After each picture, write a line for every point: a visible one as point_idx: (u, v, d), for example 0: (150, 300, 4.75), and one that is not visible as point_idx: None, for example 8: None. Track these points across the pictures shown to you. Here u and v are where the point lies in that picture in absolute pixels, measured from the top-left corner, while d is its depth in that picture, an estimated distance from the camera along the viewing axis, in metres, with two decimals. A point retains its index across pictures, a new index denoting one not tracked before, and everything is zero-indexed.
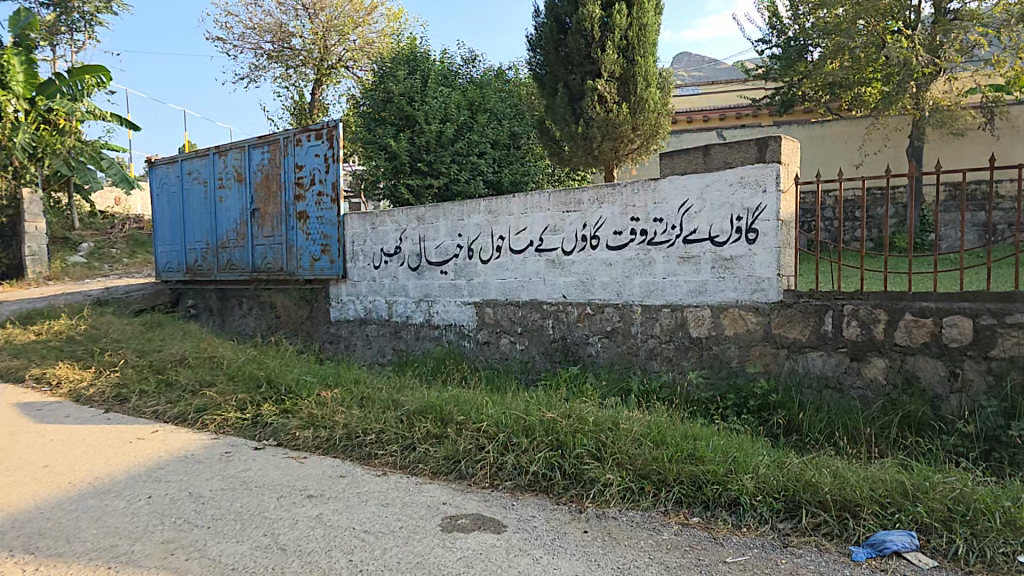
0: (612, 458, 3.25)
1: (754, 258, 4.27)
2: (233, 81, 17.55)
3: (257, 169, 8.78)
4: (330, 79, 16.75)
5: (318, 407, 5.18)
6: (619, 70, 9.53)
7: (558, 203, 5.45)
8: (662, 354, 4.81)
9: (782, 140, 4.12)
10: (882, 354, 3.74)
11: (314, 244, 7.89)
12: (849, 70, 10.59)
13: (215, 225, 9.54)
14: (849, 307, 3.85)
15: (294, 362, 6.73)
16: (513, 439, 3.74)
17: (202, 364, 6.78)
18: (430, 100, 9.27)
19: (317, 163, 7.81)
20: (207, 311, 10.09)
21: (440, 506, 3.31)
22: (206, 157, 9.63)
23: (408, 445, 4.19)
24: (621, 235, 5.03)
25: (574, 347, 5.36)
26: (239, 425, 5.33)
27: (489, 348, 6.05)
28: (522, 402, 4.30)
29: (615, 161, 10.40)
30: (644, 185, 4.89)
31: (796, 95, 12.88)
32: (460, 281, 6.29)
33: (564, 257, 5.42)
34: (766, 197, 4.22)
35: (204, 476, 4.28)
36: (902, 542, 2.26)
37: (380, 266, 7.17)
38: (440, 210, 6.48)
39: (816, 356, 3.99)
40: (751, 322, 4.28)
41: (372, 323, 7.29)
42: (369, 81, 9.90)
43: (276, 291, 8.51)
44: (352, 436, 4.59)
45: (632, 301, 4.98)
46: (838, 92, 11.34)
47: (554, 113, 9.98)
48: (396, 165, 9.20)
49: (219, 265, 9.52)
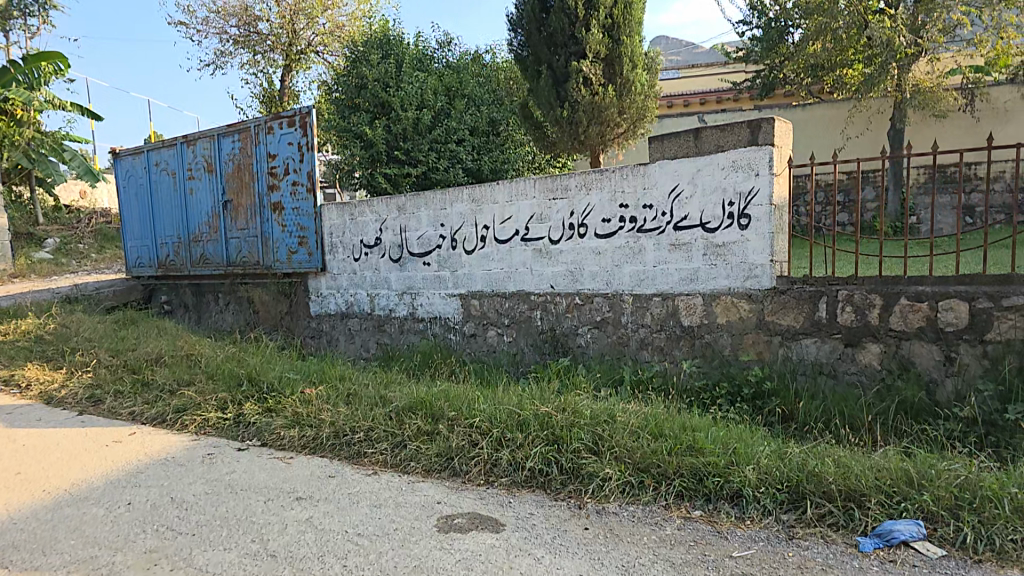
0: (610, 453, 3.18)
1: (747, 244, 4.25)
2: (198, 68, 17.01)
3: (228, 159, 8.49)
4: (300, 64, 16.41)
5: (303, 405, 5.04)
6: (604, 51, 9.39)
7: (544, 190, 5.35)
8: (654, 344, 4.77)
9: (774, 122, 4.09)
10: (876, 340, 3.76)
11: (292, 236, 7.67)
12: (832, 52, 10.66)
13: (186, 218, 9.24)
14: (844, 292, 3.84)
15: (275, 359, 6.55)
16: (508, 434, 3.66)
17: (179, 362, 6.56)
18: (405, 86, 9.05)
19: (291, 151, 7.57)
20: (182, 307, 9.81)
21: (435, 506, 3.22)
22: (174, 147, 9.30)
23: (398, 443, 4.09)
24: (610, 222, 4.96)
25: (563, 338, 5.29)
26: (221, 426, 5.17)
27: (476, 341, 5.96)
28: (514, 396, 4.21)
29: (601, 146, 10.37)
30: (633, 171, 4.82)
31: (777, 78, 12.99)
32: (444, 273, 6.17)
33: (551, 246, 5.32)
34: (759, 181, 4.18)
35: (185, 480, 4.12)
36: (909, 532, 2.24)
37: (360, 258, 7.00)
38: (422, 200, 6.33)
39: (810, 343, 4.00)
40: (743, 310, 4.27)
41: (355, 317, 7.13)
42: (342, 66, 9.65)
43: (254, 286, 8.28)
44: (339, 434, 4.47)
45: (622, 290, 4.92)
46: (820, 73, 11.46)
47: (539, 96, 9.88)
48: (373, 154, 9.06)
49: (193, 260, 9.22)
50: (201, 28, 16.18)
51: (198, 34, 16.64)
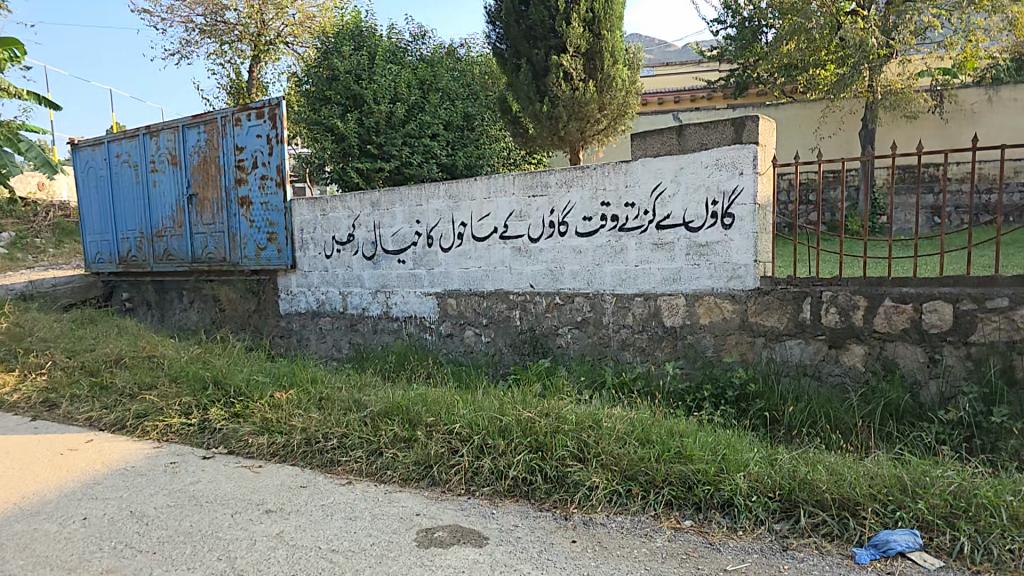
0: (596, 460, 3.08)
1: (730, 244, 4.20)
2: (162, 57, 16.35)
3: (193, 151, 8.13)
4: (268, 55, 15.89)
5: (273, 410, 4.81)
6: (585, 46, 9.30)
7: (522, 187, 5.22)
8: (635, 344, 4.70)
9: (759, 120, 4.03)
10: (860, 341, 3.75)
11: (260, 232, 7.38)
12: (805, 52, 10.78)
13: (149, 212, 8.84)
14: (828, 293, 3.82)
15: (243, 360, 6.28)
16: (489, 440, 3.53)
17: (140, 364, 6.24)
18: (379, 78, 8.81)
19: (260, 144, 7.27)
20: (145, 305, 9.40)
21: (414, 518, 3.07)
22: (136, 139, 8.89)
23: (374, 450, 3.93)
24: (591, 220, 4.86)
25: (543, 338, 5.18)
26: (185, 432, 4.91)
27: (452, 341, 5.81)
28: (495, 400, 4.09)
29: (581, 142, 10.29)
30: (615, 168, 4.72)
31: (752, 76, 13.12)
32: (419, 271, 5.99)
33: (531, 244, 5.20)
34: (743, 179, 4.13)
35: (146, 491, 3.88)
36: (906, 542, 2.18)
37: (332, 255, 6.77)
38: (396, 195, 6.13)
39: (794, 344, 3.98)
40: (726, 310, 4.23)
41: (327, 316, 6.89)
42: (312, 58, 9.35)
43: (220, 284, 7.96)
44: (311, 441, 4.27)
45: (603, 290, 4.82)
46: (794, 73, 11.62)
47: (518, 91, 9.76)
48: (345, 147, 8.81)
49: (156, 256, 8.83)
50: (165, 16, 15.55)
51: (162, 22, 15.99)
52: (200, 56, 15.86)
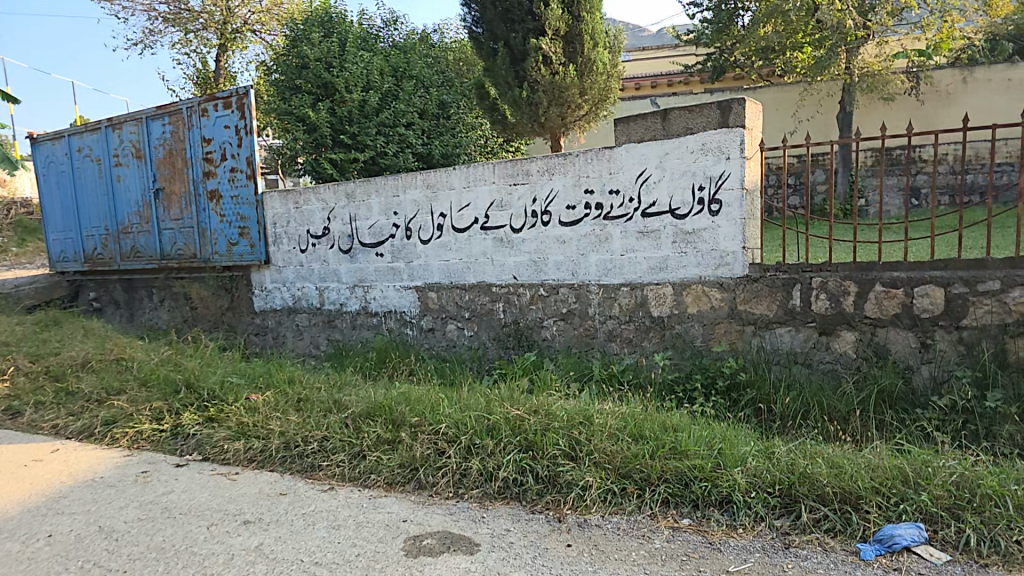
0: (588, 458, 2.98)
1: (718, 231, 4.12)
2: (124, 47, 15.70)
3: (158, 144, 7.78)
4: (235, 44, 15.34)
5: (249, 413, 4.61)
6: (564, 29, 9.12)
7: (503, 175, 5.06)
8: (622, 335, 4.60)
9: (745, 103, 3.92)
10: (851, 327, 3.70)
11: (231, 227, 7.10)
12: (782, 35, 10.81)
13: (114, 208, 8.46)
14: (818, 280, 3.77)
15: (217, 361, 6.04)
16: (477, 440, 3.40)
17: (108, 368, 5.96)
18: (350, 65, 8.53)
19: (228, 135, 6.98)
20: (112, 304, 9.03)
21: (400, 525, 2.93)
22: (98, 132, 8.48)
23: (357, 454, 3.77)
24: (574, 209, 4.73)
25: (528, 331, 5.06)
26: (156, 439, 4.69)
27: (434, 336, 5.66)
28: (482, 397, 3.96)
29: (562, 128, 10.14)
30: (598, 155, 4.60)
31: (728, 61, 12.99)
32: (398, 264, 5.81)
33: (513, 234, 5.06)
34: (730, 164, 4.04)
35: (116, 505, 3.67)
36: (911, 536, 2.13)
37: (307, 250, 6.54)
38: (372, 186, 5.93)
39: (784, 332, 3.93)
40: (715, 298, 4.16)
41: (303, 312, 6.67)
42: (280, 46, 9.02)
43: (190, 282, 7.66)
44: (291, 446, 4.09)
45: (588, 280, 4.72)
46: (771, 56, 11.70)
47: (496, 76, 9.57)
48: (318, 138, 8.48)
49: (123, 254, 8.47)
50: (126, 4, 14.90)
51: (123, 9, 15.31)
52: (164, 46, 15.25)
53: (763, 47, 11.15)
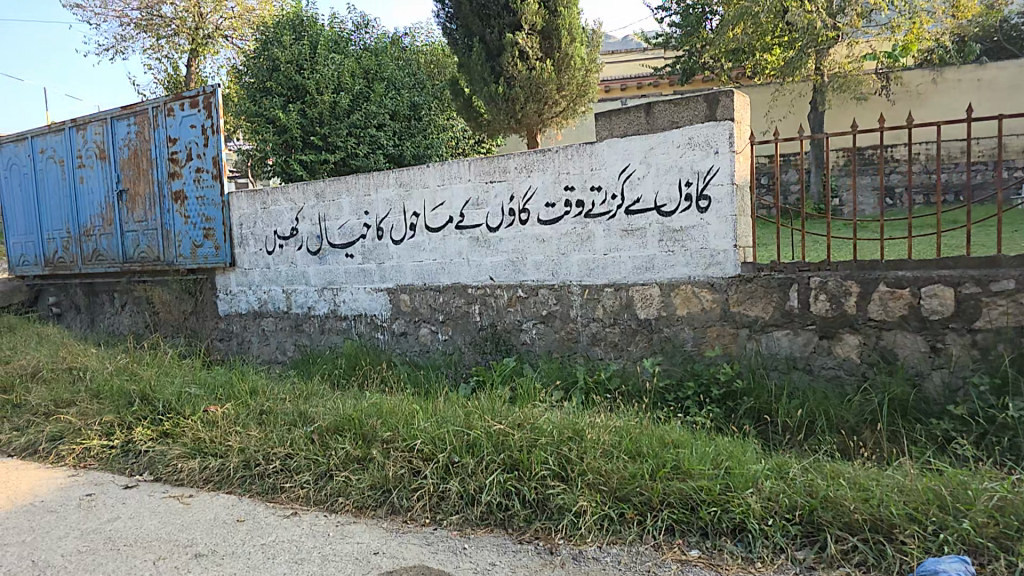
0: (580, 479, 2.67)
1: (707, 228, 3.85)
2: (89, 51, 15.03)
3: (123, 145, 7.30)
4: (207, 49, 14.61)
5: (206, 427, 4.18)
6: (540, 23, 8.87)
7: (479, 172, 4.74)
8: (607, 339, 4.31)
9: (733, 95, 3.68)
10: (855, 330, 3.46)
11: (196, 228, 6.65)
12: (752, 36, 10.59)
13: (77, 209, 7.92)
14: (817, 280, 3.53)
15: (176, 368, 5.59)
16: (456, 458, 3.06)
17: (56, 378, 5.47)
18: (321, 68, 8.15)
19: (194, 135, 6.54)
20: (72, 309, 8.46)
21: (370, 558, 2.59)
22: (62, 132, 7.95)
23: (323, 474, 3.39)
24: (554, 207, 4.43)
25: (506, 334, 4.74)
26: (105, 457, 4.24)
27: (407, 340, 5.30)
28: (459, 410, 3.60)
29: (539, 125, 9.84)
30: (579, 150, 4.31)
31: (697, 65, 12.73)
32: (369, 265, 5.45)
33: (490, 233, 4.74)
34: (718, 159, 3.77)
35: (54, 535, 3.24)
36: (958, 571, 1.84)
37: (274, 251, 6.12)
38: (342, 185, 5.56)
39: (781, 335, 3.67)
40: (705, 300, 3.90)
41: (270, 316, 6.24)
42: (251, 50, 8.58)
43: (152, 285, 7.16)
44: (250, 464, 3.69)
45: (569, 281, 4.42)
46: (740, 59, 11.39)
47: (472, 72, 9.27)
48: (287, 140, 8.12)
49: (85, 258, 7.92)
50: (96, 9, 14.22)
51: (94, 15, 14.58)
52: (135, 52, 14.53)
53: (732, 50, 11.13)
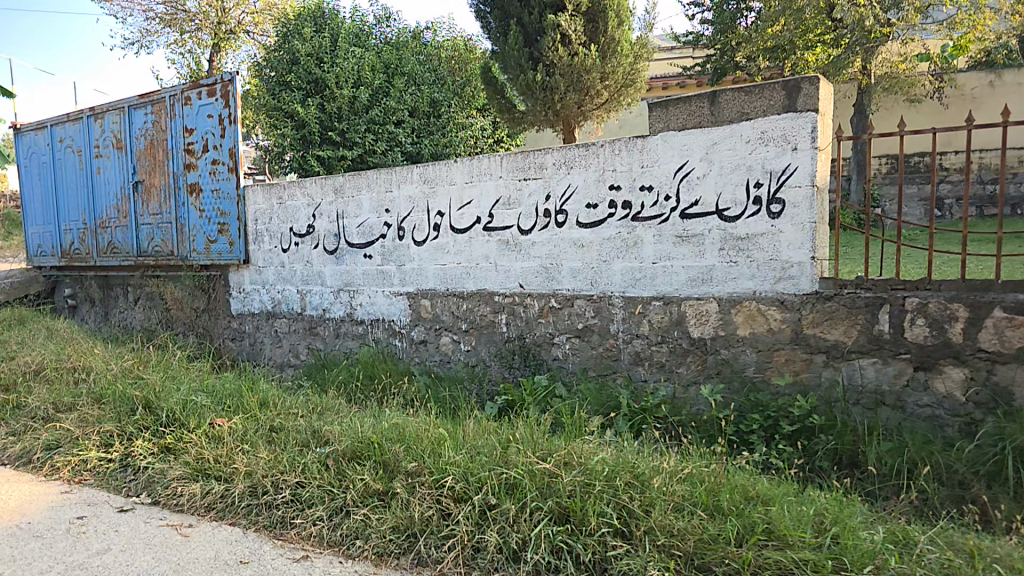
0: (649, 540, 2.22)
1: (778, 237, 3.37)
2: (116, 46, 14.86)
3: (139, 134, 6.97)
4: (229, 44, 14.30)
5: (211, 444, 3.47)
6: (585, 4, 8.43)
7: (513, 169, 4.29)
8: (652, 359, 3.81)
9: (818, 83, 3.20)
10: (959, 363, 3.03)
11: (210, 223, 6.28)
12: (795, 32, 9.63)
13: (94, 200, 7.60)
14: (915, 301, 3.08)
15: (181, 368, 5.03)
16: (493, 501, 2.54)
17: (59, 377, 4.85)
18: (341, 61, 7.77)
19: (211, 125, 6.17)
20: (86, 302, 8.12)
21: None
22: (80, 121, 7.63)
23: (339, 509, 2.80)
24: (596, 209, 3.96)
25: (537, 348, 4.25)
26: (103, 472, 3.51)
27: (426, 349, 4.84)
28: (494, 435, 3.11)
29: (578, 117, 9.34)
30: (628, 145, 3.82)
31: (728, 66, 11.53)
32: (388, 267, 5.02)
33: (521, 236, 4.28)
34: (797, 157, 3.28)
35: (35, 569, 2.60)
36: None
37: (288, 249, 5.73)
38: (363, 179, 5.13)
39: (866, 365, 3.22)
40: (773, 319, 3.42)
41: (283, 317, 5.84)
42: (270, 43, 8.26)
43: (164, 282, 6.80)
44: (258, 492, 3.04)
45: (610, 291, 3.94)
46: (778, 58, 10.20)
47: (507, 58, 8.81)
48: (305, 135, 7.75)
49: (99, 250, 7.59)
50: (123, 3, 14.03)
51: (120, 10, 14.42)
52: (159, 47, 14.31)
53: (769, 48, 10.12)
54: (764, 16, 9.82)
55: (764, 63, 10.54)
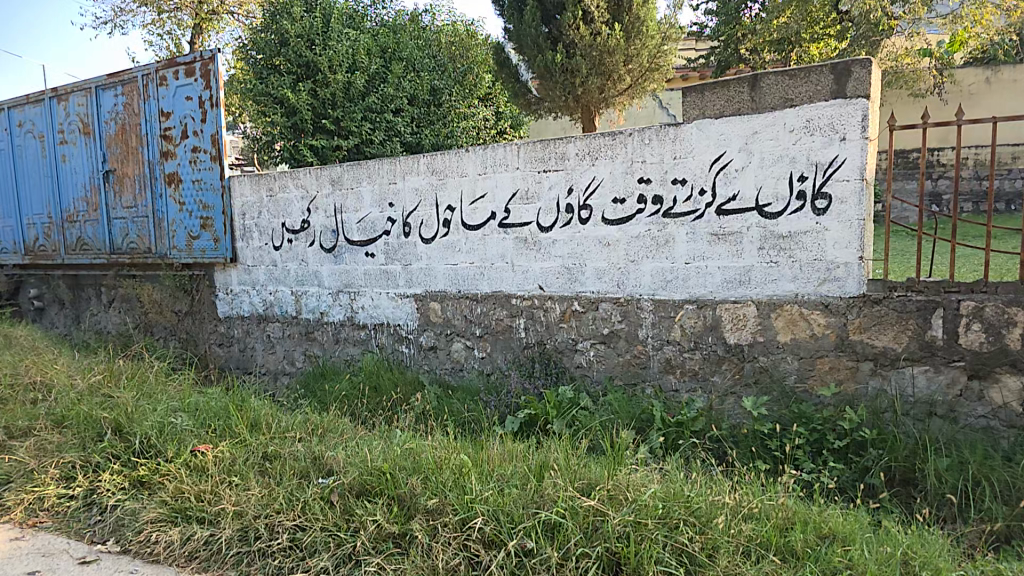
0: None
1: (824, 235, 3.10)
2: None
3: (109, 119, 6.49)
4: (211, 24, 13.66)
5: (194, 477, 3.11)
6: None
7: (529, 159, 3.96)
8: (683, 367, 3.54)
9: (870, 66, 2.93)
10: (1017, 371, 2.81)
11: (192, 217, 5.86)
12: (803, 22, 9.28)
13: (60, 192, 7.10)
14: (971, 305, 2.84)
15: (161, 382, 4.63)
16: (529, 546, 2.25)
17: (21, 394, 4.41)
18: (335, 43, 7.32)
19: (190, 108, 5.74)
20: (55, 305, 7.61)
21: None
22: (42, 105, 7.10)
23: (347, 557, 2.47)
24: (624, 204, 3.66)
25: (556, 355, 3.97)
26: (67, 513, 3.12)
27: (435, 356, 4.53)
28: (521, 460, 2.82)
29: (598, 105, 9.05)
30: (658, 134, 3.52)
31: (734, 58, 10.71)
32: (393, 266, 4.68)
33: (540, 234, 3.97)
34: (846, 147, 3.02)
35: None
36: None
37: (282, 246, 5.35)
38: (363, 170, 4.77)
39: (917, 373, 2.98)
40: (817, 325, 3.16)
41: (275, 320, 5.48)
42: (255, 23, 7.78)
43: (141, 283, 6.36)
44: (249, 537, 2.70)
45: (639, 294, 3.65)
46: (784, 49, 9.77)
47: (524, 36, 8.62)
48: (297, 122, 7.32)
49: (68, 247, 7.10)
50: None
51: None
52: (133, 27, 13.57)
53: (775, 41, 9.76)
54: (770, 7, 9.50)
55: (770, 57, 10.03)
